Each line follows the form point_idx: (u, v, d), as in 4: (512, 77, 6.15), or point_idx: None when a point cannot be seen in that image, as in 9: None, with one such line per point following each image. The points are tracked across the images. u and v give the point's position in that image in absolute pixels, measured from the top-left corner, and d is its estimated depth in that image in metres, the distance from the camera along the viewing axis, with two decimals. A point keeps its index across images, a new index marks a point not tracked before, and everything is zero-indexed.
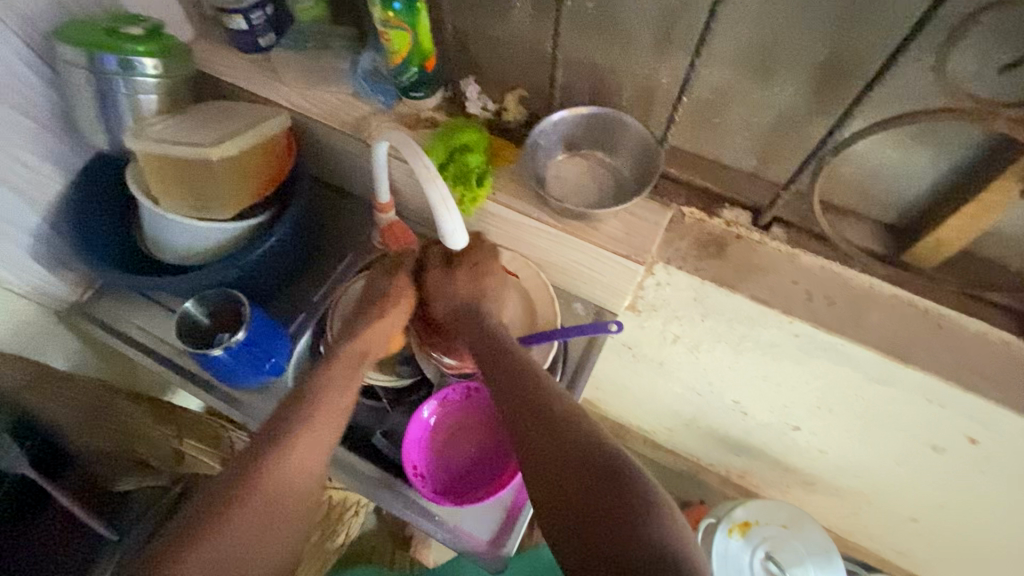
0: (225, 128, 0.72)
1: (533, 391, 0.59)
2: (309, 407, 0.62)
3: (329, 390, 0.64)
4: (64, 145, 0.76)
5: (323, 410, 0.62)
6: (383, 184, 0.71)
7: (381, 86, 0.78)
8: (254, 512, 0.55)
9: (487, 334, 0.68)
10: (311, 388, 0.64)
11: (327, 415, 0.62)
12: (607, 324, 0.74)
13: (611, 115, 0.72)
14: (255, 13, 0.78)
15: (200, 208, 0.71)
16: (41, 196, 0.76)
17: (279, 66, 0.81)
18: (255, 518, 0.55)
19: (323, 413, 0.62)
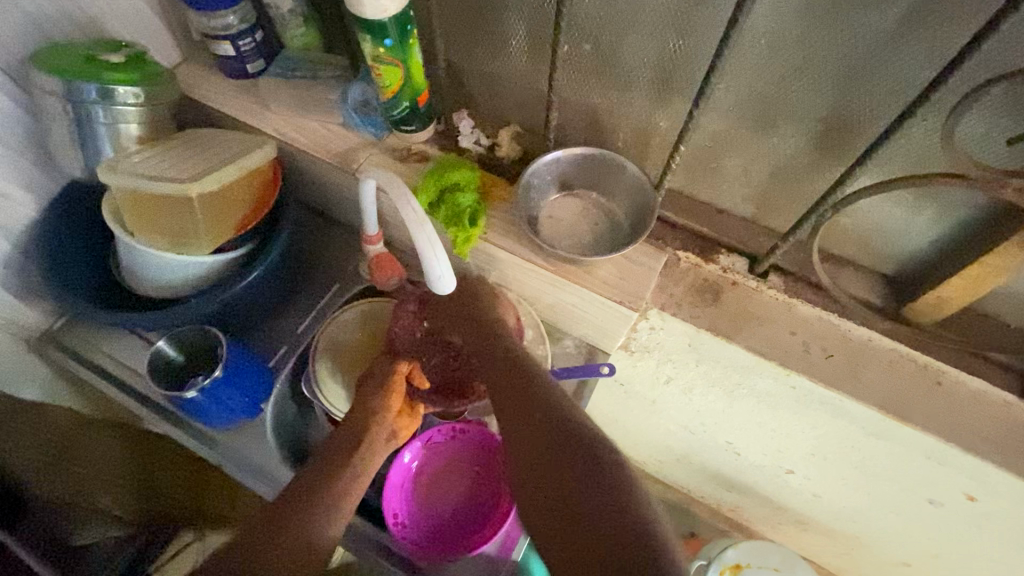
0: (206, 161, 0.69)
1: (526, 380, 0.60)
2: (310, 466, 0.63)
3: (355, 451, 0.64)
4: (38, 171, 0.73)
5: (358, 459, 0.64)
6: (372, 216, 0.69)
7: (371, 119, 0.76)
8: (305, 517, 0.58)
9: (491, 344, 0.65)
10: (328, 448, 0.65)
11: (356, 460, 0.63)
12: (598, 367, 0.72)
13: (607, 158, 0.70)
14: (244, 39, 0.75)
15: (179, 243, 0.68)
16: (11, 223, 0.73)
17: (267, 94, 0.79)
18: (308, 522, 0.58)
19: (355, 463, 0.63)
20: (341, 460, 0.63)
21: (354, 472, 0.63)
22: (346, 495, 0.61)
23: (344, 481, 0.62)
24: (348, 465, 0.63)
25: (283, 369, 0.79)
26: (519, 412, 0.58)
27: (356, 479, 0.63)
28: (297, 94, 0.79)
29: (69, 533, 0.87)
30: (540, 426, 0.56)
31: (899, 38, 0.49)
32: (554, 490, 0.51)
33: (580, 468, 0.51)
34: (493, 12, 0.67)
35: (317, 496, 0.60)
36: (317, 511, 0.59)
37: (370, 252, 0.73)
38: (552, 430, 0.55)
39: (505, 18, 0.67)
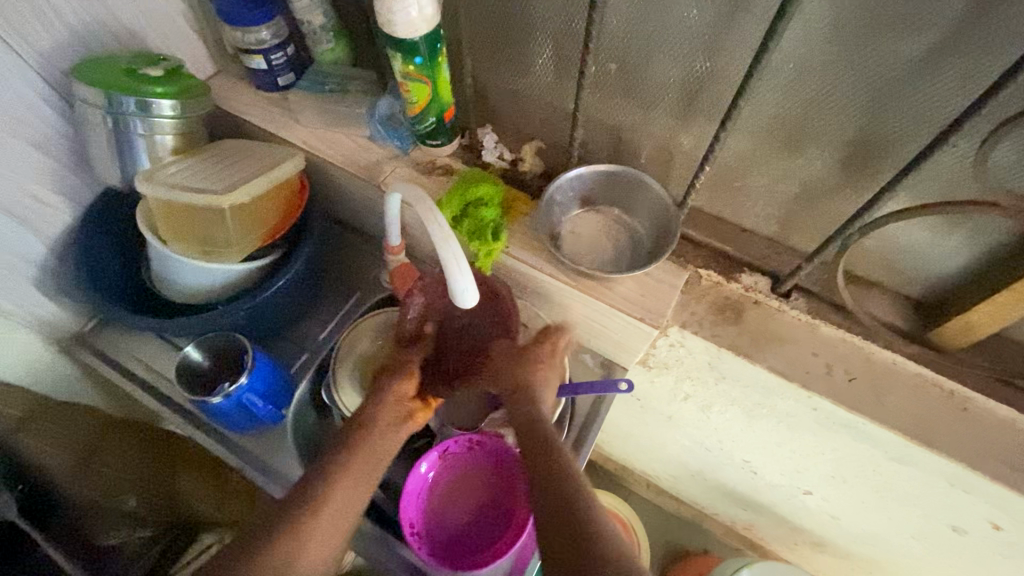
0: (237, 173, 0.71)
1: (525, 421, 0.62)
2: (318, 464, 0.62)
3: (368, 440, 0.63)
4: (77, 179, 0.75)
5: (366, 450, 0.63)
6: (394, 228, 0.71)
7: (397, 133, 0.78)
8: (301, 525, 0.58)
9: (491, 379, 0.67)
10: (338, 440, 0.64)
11: (370, 452, 0.62)
12: (616, 383, 0.71)
13: (631, 176, 0.71)
14: (276, 53, 0.77)
15: (209, 252, 0.70)
16: (49, 228, 0.75)
17: (297, 107, 0.81)
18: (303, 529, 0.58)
19: (364, 453, 0.62)
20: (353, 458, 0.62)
21: (362, 467, 0.62)
22: (355, 497, 0.61)
23: (355, 475, 0.61)
24: (356, 463, 0.62)
25: (304, 377, 0.80)
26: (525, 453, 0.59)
27: (365, 477, 0.62)
28: (327, 106, 0.81)
29: (97, 533, 0.91)
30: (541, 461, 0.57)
31: (929, 65, 0.49)
32: (550, 523, 0.53)
33: (577, 520, 0.51)
34: (521, 29, 0.68)
35: (324, 504, 0.59)
36: (323, 521, 0.58)
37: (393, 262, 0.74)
38: (561, 493, 0.54)
39: (532, 37, 0.68)
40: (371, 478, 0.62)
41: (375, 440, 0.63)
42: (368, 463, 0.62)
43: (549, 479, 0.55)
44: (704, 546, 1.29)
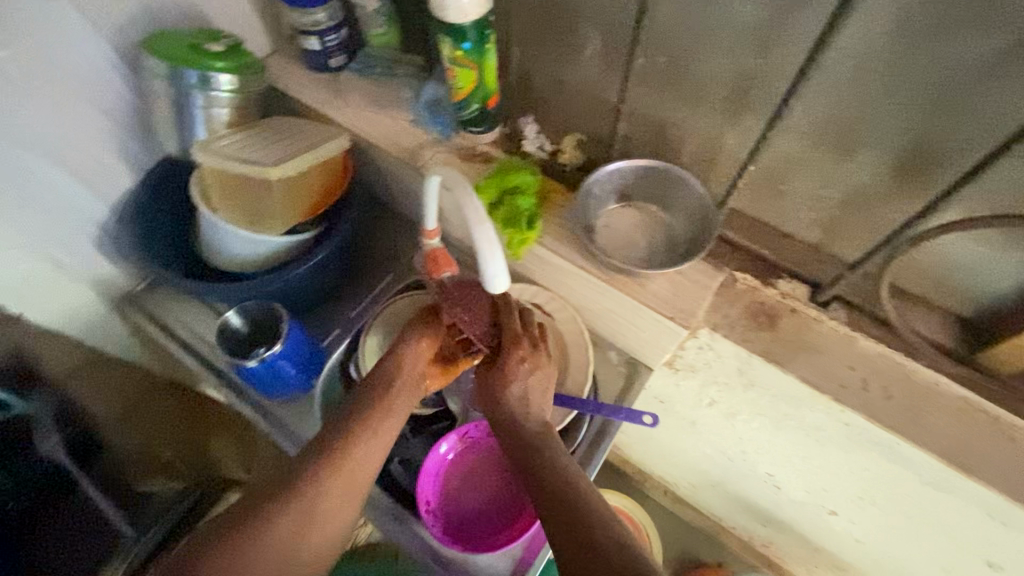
0: (287, 148, 0.74)
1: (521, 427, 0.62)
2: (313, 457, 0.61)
3: (364, 440, 0.62)
4: (138, 146, 0.79)
5: (365, 447, 0.62)
6: (432, 210, 0.70)
7: (440, 117, 0.79)
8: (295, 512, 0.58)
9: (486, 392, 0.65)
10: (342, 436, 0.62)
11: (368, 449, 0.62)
12: (642, 416, 0.75)
13: (670, 173, 0.70)
14: (330, 35, 0.80)
15: (257, 224, 0.73)
16: (110, 191, 0.79)
17: (346, 89, 0.83)
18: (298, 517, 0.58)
19: (364, 450, 0.62)
20: (354, 459, 0.61)
21: (356, 473, 0.61)
22: (356, 483, 0.61)
23: (356, 469, 0.61)
24: (349, 470, 0.61)
25: (335, 349, 0.83)
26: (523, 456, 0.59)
27: (361, 475, 0.61)
28: (375, 89, 0.83)
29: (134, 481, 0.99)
30: (541, 464, 0.57)
31: (1001, 68, 0.47)
32: (556, 515, 0.52)
33: (581, 512, 0.52)
34: (571, 19, 0.68)
35: (325, 501, 0.59)
36: (328, 507, 0.59)
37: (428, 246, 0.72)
38: (563, 489, 0.54)
39: (582, 27, 0.68)
40: (368, 477, 0.61)
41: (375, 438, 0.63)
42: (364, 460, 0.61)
43: (550, 478, 0.56)
44: (718, 559, 1.26)
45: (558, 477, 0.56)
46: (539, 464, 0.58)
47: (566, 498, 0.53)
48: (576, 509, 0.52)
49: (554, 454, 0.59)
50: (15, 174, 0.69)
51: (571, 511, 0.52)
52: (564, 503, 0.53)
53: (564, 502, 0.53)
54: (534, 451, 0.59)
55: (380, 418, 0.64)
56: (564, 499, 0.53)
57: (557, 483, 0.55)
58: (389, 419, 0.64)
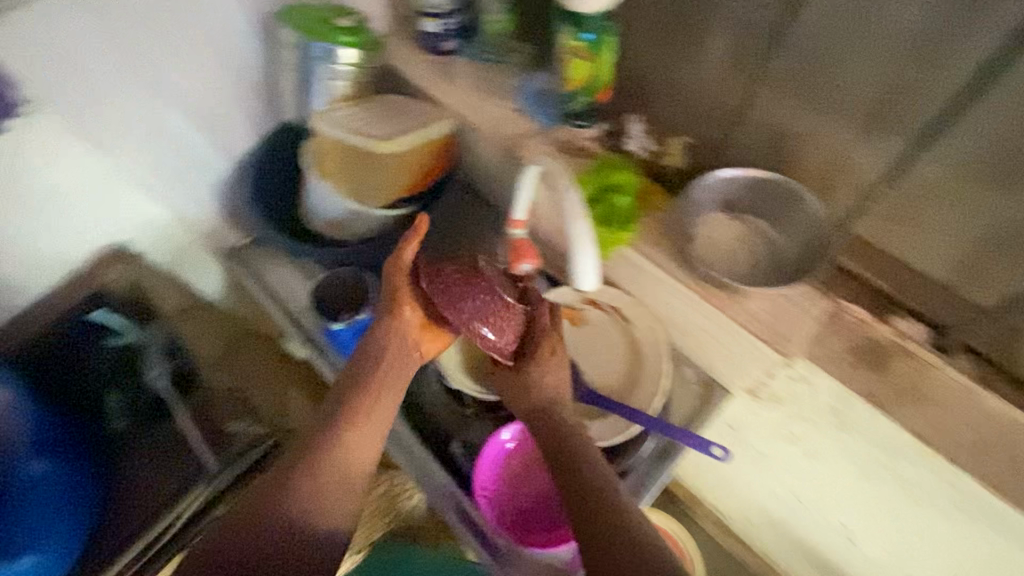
0: (397, 126, 0.78)
1: (563, 438, 0.62)
2: (319, 429, 0.61)
3: (358, 410, 0.62)
4: (261, 111, 0.84)
5: (364, 413, 0.63)
6: (523, 200, 0.71)
7: (544, 108, 0.78)
8: (303, 477, 0.58)
9: (520, 390, 0.67)
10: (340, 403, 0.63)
11: (366, 421, 0.62)
12: (712, 448, 0.73)
13: (787, 188, 0.66)
14: (449, 19, 0.81)
15: (362, 194, 0.78)
16: (233, 151, 0.85)
17: (457, 73, 0.84)
18: (306, 483, 0.58)
19: (364, 416, 0.63)
20: (355, 432, 0.61)
21: (362, 441, 0.61)
22: (358, 455, 0.61)
23: (355, 441, 0.61)
24: (349, 440, 0.61)
25: None
26: (564, 467, 0.60)
27: (369, 444, 0.62)
28: (484, 76, 0.84)
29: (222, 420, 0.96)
30: (581, 480, 0.58)
31: None
32: (593, 537, 0.53)
33: (619, 541, 0.52)
34: (703, 16, 0.66)
35: (327, 471, 0.59)
36: (335, 475, 0.59)
37: (512, 237, 0.73)
38: (603, 511, 0.55)
39: (711, 25, 0.65)
40: (375, 443, 0.62)
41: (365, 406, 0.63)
42: (360, 436, 0.62)
43: (589, 497, 0.56)
44: None
45: (598, 500, 0.56)
46: (579, 481, 0.58)
47: (602, 523, 0.53)
48: (612, 535, 0.52)
49: (595, 470, 0.59)
50: (147, 121, 0.74)
51: (608, 536, 0.52)
52: (603, 529, 0.53)
53: (603, 526, 0.53)
54: (575, 465, 0.59)
55: (373, 391, 0.64)
56: (601, 523, 0.54)
57: (596, 505, 0.55)
58: (389, 392, 0.64)
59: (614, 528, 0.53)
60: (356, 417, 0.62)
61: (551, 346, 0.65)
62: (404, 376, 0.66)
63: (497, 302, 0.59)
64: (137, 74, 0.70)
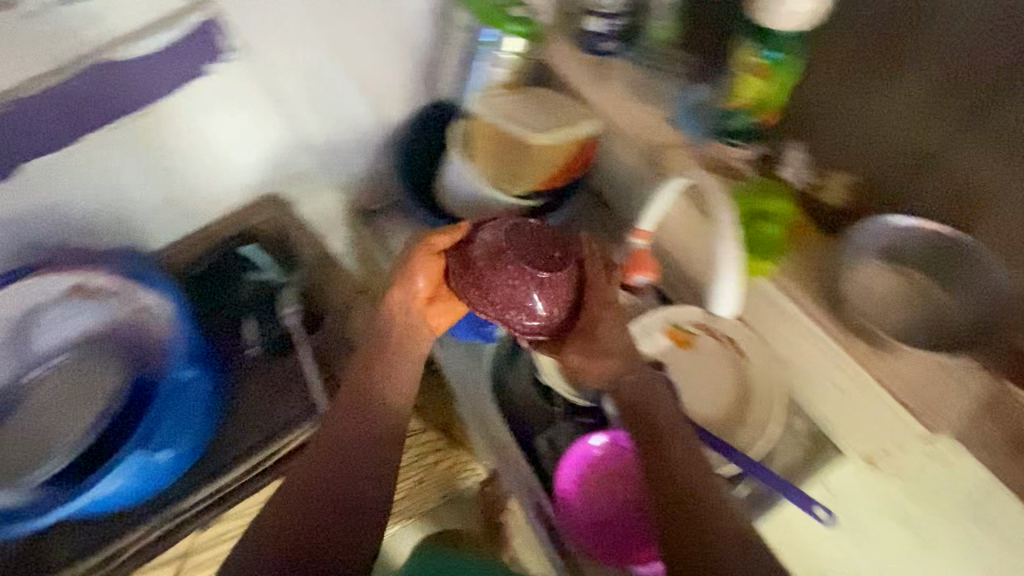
0: (548, 119, 0.79)
1: (668, 436, 0.63)
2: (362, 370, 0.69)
3: (391, 356, 0.69)
4: (416, 86, 0.88)
5: (392, 360, 0.69)
6: (654, 213, 0.74)
7: (699, 121, 0.76)
8: (354, 407, 0.67)
9: (641, 401, 0.65)
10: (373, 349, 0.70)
11: (399, 367, 0.69)
12: (815, 507, 0.69)
13: (966, 250, 0.63)
14: (615, 21, 0.81)
15: (500, 178, 0.80)
16: (383, 120, 0.89)
17: (610, 74, 0.83)
18: (354, 411, 0.67)
19: (391, 363, 0.69)
20: (385, 374, 0.69)
21: (389, 387, 0.69)
22: (388, 396, 0.69)
23: (385, 386, 0.69)
24: (381, 384, 0.69)
25: None
26: (669, 463, 0.62)
27: (398, 387, 0.70)
28: (638, 81, 0.82)
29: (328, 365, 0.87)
30: (686, 477, 0.61)
31: None
32: (699, 535, 0.58)
33: (728, 538, 0.57)
34: (910, 51, 0.63)
35: (362, 409, 0.67)
36: (373, 410, 0.68)
37: (634, 246, 0.76)
38: (712, 511, 0.59)
39: (918, 61, 0.63)
40: (408, 386, 0.70)
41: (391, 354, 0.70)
42: (383, 384, 0.69)
43: (694, 497, 0.60)
44: None
45: (707, 500, 0.60)
46: (687, 479, 0.61)
47: (710, 524, 0.58)
48: (718, 532, 0.58)
49: (699, 470, 0.61)
50: (316, 76, 0.80)
51: (715, 535, 0.58)
52: (706, 527, 0.58)
53: (707, 526, 0.58)
54: (677, 462, 0.62)
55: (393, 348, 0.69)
56: (707, 525, 0.58)
57: (702, 505, 0.59)
58: (413, 349, 0.70)
59: (720, 530, 0.58)
60: (394, 363, 0.69)
61: (614, 325, 0.65)
62: (425, 334, 0.71)
63: (525, 292, 0.61)
64: (317, 24, 0.75)
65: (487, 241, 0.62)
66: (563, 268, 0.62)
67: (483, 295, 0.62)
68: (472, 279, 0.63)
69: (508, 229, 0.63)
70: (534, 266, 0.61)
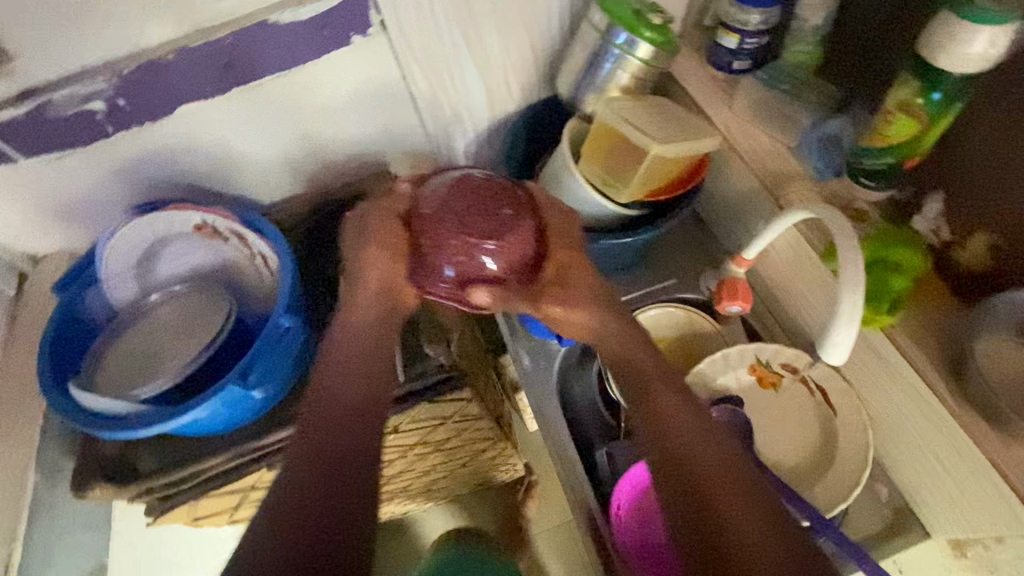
0: (667, 127, 0.75)
1: (686, 425, 0.52)
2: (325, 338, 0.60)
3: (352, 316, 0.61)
4: (534, 80, 0.89)
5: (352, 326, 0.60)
6: (760, 244, 0.73)
7: (829, 156, 0.73)
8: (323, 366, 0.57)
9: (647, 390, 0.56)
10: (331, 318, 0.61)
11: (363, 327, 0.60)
12: None
13: None
14: (753, 39, 0.78)
15: (606, 182, 0.79)
16: (497, 110, 0.91)
17: (737, 94, 0.80)
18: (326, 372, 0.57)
19: (351, 329, 0.60)
20: (346, 333, 0.60)
21: (355, 346, 0.59)
22: (353, 359, 0.58)
23: (345, 349, 0.59)
24: (343, 344, 0.59)
25: None
26: (694, 451, 0.50)
27: (361, 351, 0.59)
28: (766, 104, 0.79)
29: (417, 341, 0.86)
30: (722, 467, 0.48)
31: None
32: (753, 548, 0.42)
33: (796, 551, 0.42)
34: None
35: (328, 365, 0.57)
36: (337, 369, 0.57)
37: (732, 272, 0.79)
38: (756, 506, 0.45)
39: None
40: (372, 350, 0.60)
41: (352, 311, 0.61)
42: (344, 352, 0.59)
43: (735, 489, 0.46)
44: None
45: (747, 491, 0.46)
46: (718, 468, 0.48)
47: (762, 524, 0.44)
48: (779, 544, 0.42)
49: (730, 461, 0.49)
50: (445, 61, 0.82)
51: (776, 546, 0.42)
52: (758, 528, 0.43)
53: (763, 530, 0.43)
54: (702, 451, 0.49)
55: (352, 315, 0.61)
56: (761, 526, 0.44)
57: (747, 500, 0.45)
58: (373, 314, 0.61)
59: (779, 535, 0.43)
60: (354, 325, 0.60)
61: (593, 299, 0.61)
62: (383, 306, 0.62)
63: (473, 262, 0.56)
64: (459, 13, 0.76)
65: (428, 206, 0.58)
66: (516, 224, 0.58)
67: (422, 261, 0.59)
68: (414, 243, 0.59)
69: (450, 188, 0.59)
70: (475, 226, 0.56)
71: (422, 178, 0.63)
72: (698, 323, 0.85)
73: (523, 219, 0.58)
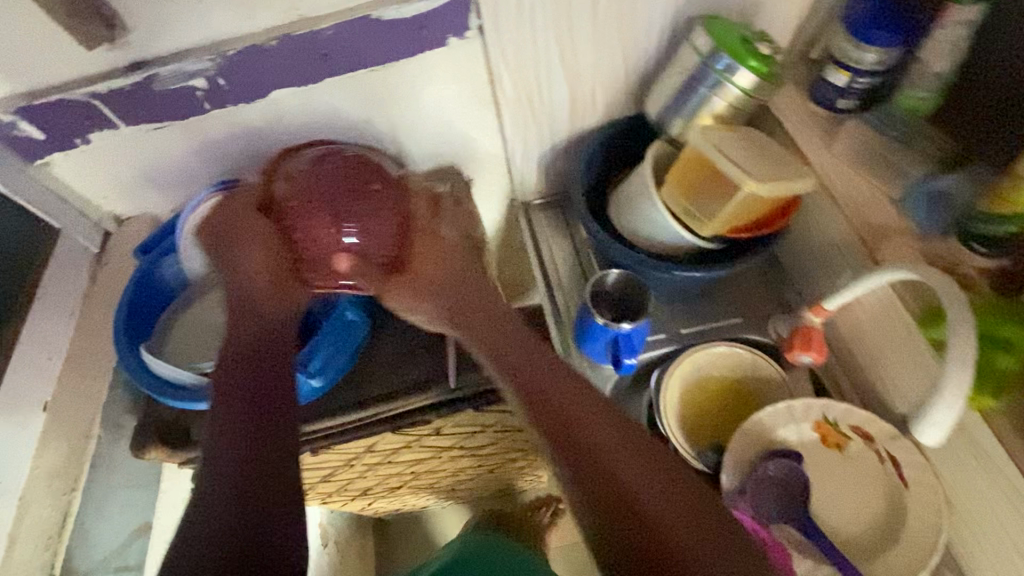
0: (762, 164, 0.72)
1: (564, 406, 0.62)
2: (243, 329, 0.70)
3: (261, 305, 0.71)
4: (621, 97, 0.87)
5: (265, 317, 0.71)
6: (844, 298, 0.70)
7: (939, 212, 0.68)
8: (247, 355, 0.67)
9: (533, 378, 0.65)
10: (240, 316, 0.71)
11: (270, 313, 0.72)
12: None
13: None
14: (864, 78, 0.73)
15: (690, 213, 0.76)
16: (579, 124, 0.90)
17: (839, 136, 0.76)
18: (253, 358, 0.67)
19: (264, 317, 0.71)
20: (260, 322, 0.70)
21: (268, 332, 0.70)
22: (270, 344, 0.69)
23: (260, 334, 0.69)
24: (262, 327, 0.70)
25: (653, 351, 0.84)
26: (576, 424, 0.60)
27: (269, 333, 0.70)
28: (869, 150, 0.75)
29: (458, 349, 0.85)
30: (613, 430, 0.59)
31: None
32: (642, 508, 0.54)
33: (679, 505, 0.54)
34: None
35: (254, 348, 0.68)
36: (263, 354, 0.68)
37: (807, 321, 0.75)
38: (645, 462, 0.57)
39: None
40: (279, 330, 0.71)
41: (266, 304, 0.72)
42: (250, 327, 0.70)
43: (618, 445, 0.58)
44: None
45: (627, 439, 0.59)
46: (600, 428, 0.59)
47: (648, 481, 0.56)
48: (660, 495, 0.55)
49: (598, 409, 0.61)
50: (533, 72, 0.80)
51: (660, 500, 0.54)
52: (646, 482, 0.56)
53: (647, 484, 0.55)
54: (586, 418, 0.60)
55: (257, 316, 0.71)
56: (640, 482, 0.56)
57: (636, 458, 0.57)
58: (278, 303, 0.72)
59: (660, 487, 0.55)
60: (265, 311, 0.71)
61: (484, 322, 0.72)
62: (283, 312, 0.72)
63: (336, 238, 0.71)
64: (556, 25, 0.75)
65: (297, 178, 0.73)
66: (378, 193, 0.73)
67: (303, 249, 0.73)
68: (285, 230, 0.73)
69: (312, 162, 0.74)
70: (343, 212, 0.71)
71: (275, 169, 0.76)
72: (765, 369, 0.80)
73: (388, 193, 0.74)
